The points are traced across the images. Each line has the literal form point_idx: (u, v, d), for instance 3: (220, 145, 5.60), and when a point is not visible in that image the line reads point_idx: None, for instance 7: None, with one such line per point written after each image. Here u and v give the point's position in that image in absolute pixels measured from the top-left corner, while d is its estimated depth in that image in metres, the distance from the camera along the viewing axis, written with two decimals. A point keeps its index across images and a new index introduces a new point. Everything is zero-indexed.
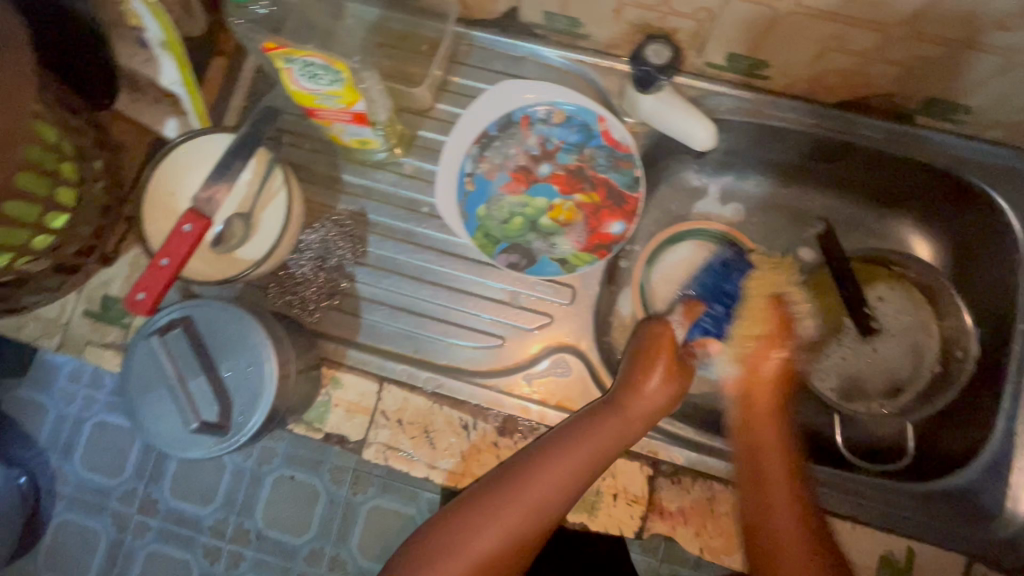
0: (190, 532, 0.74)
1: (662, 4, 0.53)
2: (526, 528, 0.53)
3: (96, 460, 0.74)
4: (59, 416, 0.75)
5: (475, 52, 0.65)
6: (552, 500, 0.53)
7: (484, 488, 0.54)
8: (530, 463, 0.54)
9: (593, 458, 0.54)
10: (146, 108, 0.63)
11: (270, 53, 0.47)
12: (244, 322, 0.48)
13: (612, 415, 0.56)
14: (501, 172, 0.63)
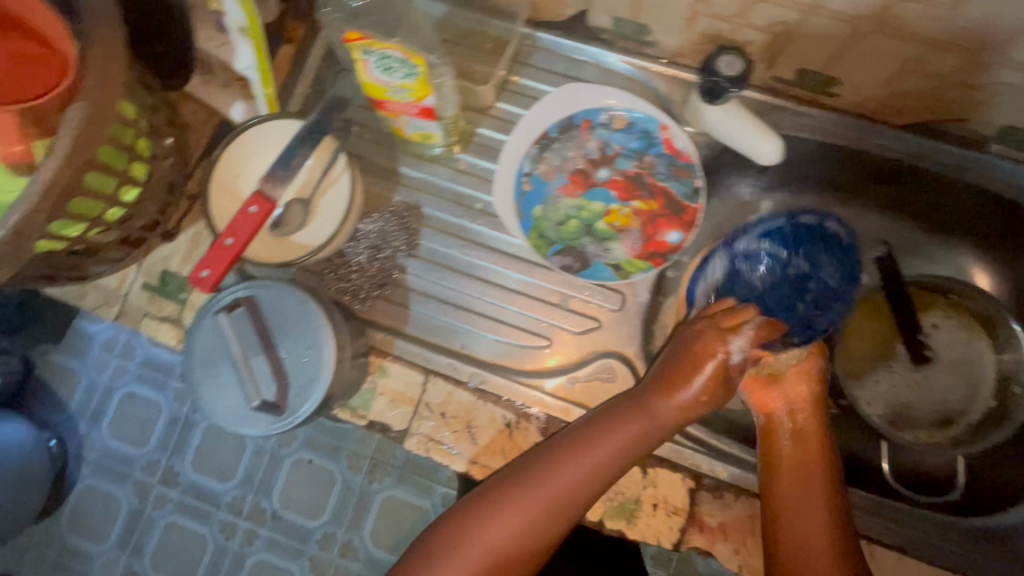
0: (209, 507, 0.91)
1: (739, 16, 0.53)
2: (543, 522, 0.52)
3: (122, 431, 0.92)
4: (90, 383, 0.92)
5: (538, 53, 0.65)
6: (573, 495, 0.52)
7: (502, 479, 0.53)
8: (551, 456, 0.53)
9: (617, 456, 0.53)
10: (214, 90, 0.64)
11: (351, 44, 0.48)
12: (306, 306, 0.50)
13: (638, 414, 0.54)
14: (559, 174, 0.63)
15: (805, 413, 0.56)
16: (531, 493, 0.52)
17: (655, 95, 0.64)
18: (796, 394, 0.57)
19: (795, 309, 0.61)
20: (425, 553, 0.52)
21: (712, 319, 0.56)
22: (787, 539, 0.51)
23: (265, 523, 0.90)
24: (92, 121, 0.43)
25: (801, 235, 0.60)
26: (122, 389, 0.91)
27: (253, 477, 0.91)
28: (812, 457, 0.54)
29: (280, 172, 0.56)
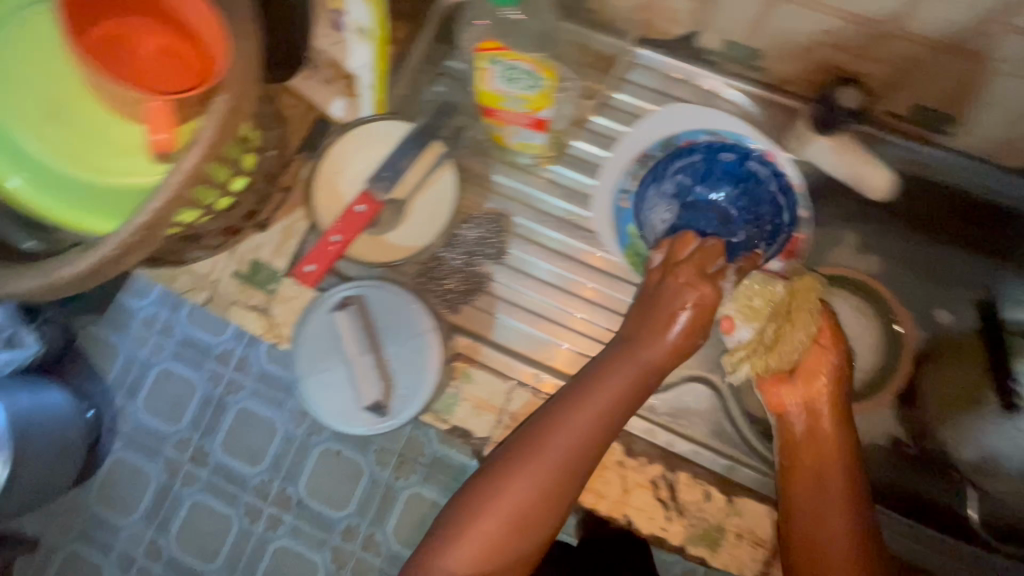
0: (235, 488, 0.79)
1: (862, 49, 0.53)
2: (555, 482, 0.50)
3: (157, 404, 0.80)
4: (128, 356, 0.81)
5: (638, 69, 0.64)
6: (579, 448, 0.50)
7: (509, 447, 0.51)
8: (551, 414, 0.51)
9: (616, 402, 0.51)
10: (316, 86, 0.63)
11: (481, 52, 0.49)
12: (416, 314, 0.52)
13: (627, 358, 0.52)
14: (660, 195, 0.62)
15: (811, 397, 0.55)
16: (537, 455, 0.50)
17: (756, 120, 0.63)
18: (810, 385, 0.55)
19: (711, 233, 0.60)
20: (445, 527, 0.50)
21: (685, 262, 0.54)
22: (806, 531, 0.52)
23: (289, 509, 0.79)
24: (232, 113, 0.43)
25: (711, 165, 0.61)
26: (160, 362, 0.80)
27: (279, 463, 0.79)
28: (825, 451, 0.54)
29: (388, 172, 0.58)
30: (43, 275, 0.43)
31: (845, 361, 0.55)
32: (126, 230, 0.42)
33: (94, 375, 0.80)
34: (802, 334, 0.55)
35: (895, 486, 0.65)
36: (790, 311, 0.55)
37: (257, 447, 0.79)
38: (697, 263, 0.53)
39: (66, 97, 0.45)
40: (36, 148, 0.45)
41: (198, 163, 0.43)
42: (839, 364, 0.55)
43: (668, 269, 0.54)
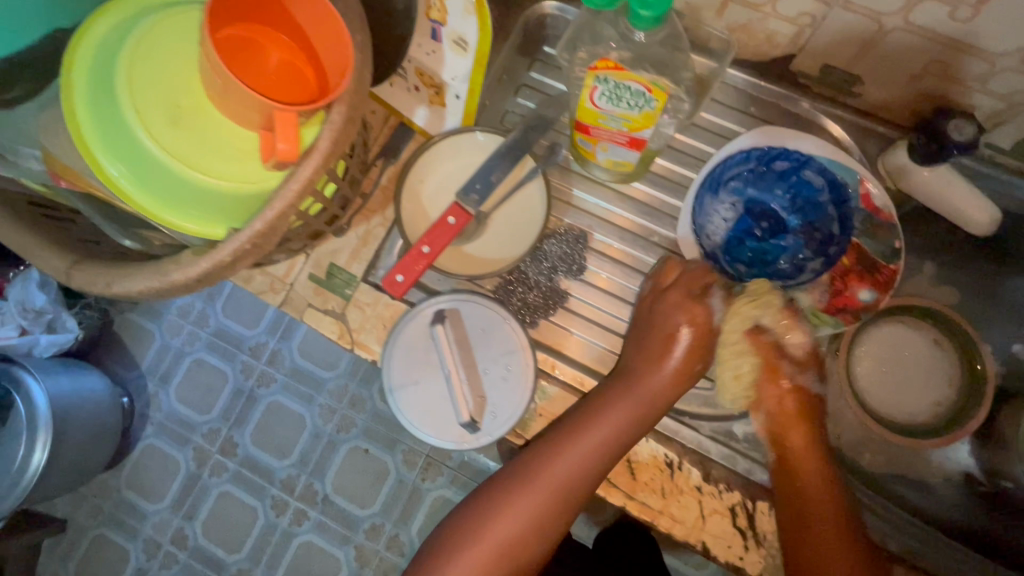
0: (264, 478, 1.29)
1: (976, 80, 0.52)
2: (553, 502, 0.56)
3: (187, 393, 1.32)
4: (162, 346, 1.34)
5: (727, 90, 0.64)
6: (578, 473, 0.55)
7: (513, 467, 0.57)
8: (554, 440, 0.56)
9: (615, 432, 0.55)
10: (400, 94, 0.64)
11: (593, 71, 0.49)
12: (510, 332, 0.56)
13: (628, 387, 0.57)
14: (740, 215, 0.61)
15: (785, 420, 0.59)
16: (539, 477, 0.55)
17: (848, 146, 0.62)
18: (783, 411, 0.60)
19: (757, 239, 0.61)
20: (444, 542, 0.57)
21: (675, 287, 0.59)
22: (804, 545, 0.55)
23: (314, 504, 1.28)
24: (349, 123, 0.43)
25: (762, 172, 0.60)
26: (191, 351, 1.33)
27: (307, 458, 1.29)
28: (807, 475, 0.58)
29: (479, 185, 0.57)
30: (157, 277, 0.44)
31: (811, 391, 0.61)
32: (240, 237, 0.42)
33: (130, 366, 1.34)
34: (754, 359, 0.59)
35: (970, 524, 0.65)
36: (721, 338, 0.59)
37: (285, 440, 1.30)
38: (686, 292, 0.58)
39: (186, 102, 0.45)
40: (155, 152, 0.45)
41: (314, 170, 0.42)
42: (802, 393, 0.60)
43: (652, 295, 0.60)
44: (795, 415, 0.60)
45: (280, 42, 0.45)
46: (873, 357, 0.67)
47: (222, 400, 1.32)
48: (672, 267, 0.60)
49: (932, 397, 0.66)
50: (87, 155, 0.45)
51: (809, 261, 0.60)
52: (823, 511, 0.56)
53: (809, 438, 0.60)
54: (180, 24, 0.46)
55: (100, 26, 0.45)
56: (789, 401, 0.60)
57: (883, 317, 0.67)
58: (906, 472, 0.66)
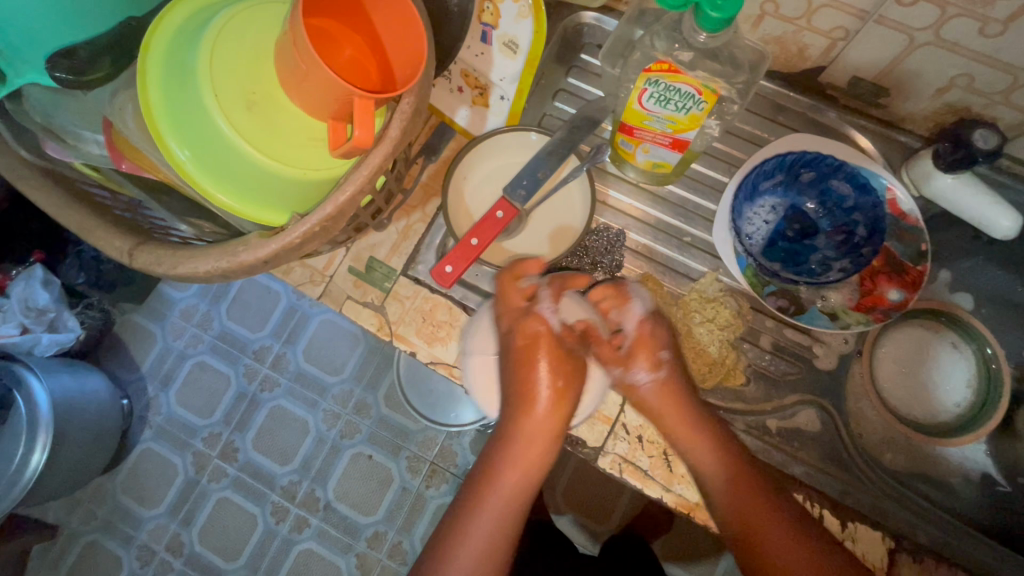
0: (266, 483, 1.27)
1: (999, 94, 0.55)
2: (485, 565, 0.62)
3: (189, 395, 1.31)
4: (165, 347, 1.33)
5: (759, 99, 0.67)
6: (498, 530, 0.63)
7: (441, 536, 0.64)
8: (469, 503, 0.65)
9: (527, 460, 0.66)
10: (445, 95, 0.65)
11: (645, 73, 0.51)
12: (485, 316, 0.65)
13: (519, 440, 0.66)
14: (774, 218, 0.64)
15: (667, 421, 0.63)
16: (479, 506, 0.64)
17: (874, 155, 0.65)
18: (660, 406, 0.64)
19: (788, 243, 0.63)
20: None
21: (512, 311, 0.65)
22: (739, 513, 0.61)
23: (316, 510, 1.27)
24: (417, 114, 0.45)
25: (795, 176, 0.62)
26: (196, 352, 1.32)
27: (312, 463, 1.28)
28: (723, 457, 0.62)
29: (526, 182, 0.59)
30: (225, 258, 0.45)
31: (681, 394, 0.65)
32: (311, 220, 0.44)
33: (134, 367, 1.32)
34: (648, 352, 0.66)
35: (988, 522, 0.66)
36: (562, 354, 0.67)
37: (291, 445, 1.29)
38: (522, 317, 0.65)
39: (257, 90, 0.47)
40: (226, 135, 0.46)
41: (386, 157, 0.44)
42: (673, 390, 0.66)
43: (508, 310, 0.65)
44: (675, 409, 0.64)
45: (354, 36, 0.47)
46: (894, 359, 0.69)
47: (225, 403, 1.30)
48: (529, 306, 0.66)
49: (952, 398, 0.68)
50: (158, 137, 0.46)
51: (838, 261, 0.62)
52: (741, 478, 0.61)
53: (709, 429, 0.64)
54: (251, 15, 0.48)
55: (177, 17, 0.47)
56: (654, 396, 0.65)
57: (904, 319, 0.70)
58: (928, 471, 0.67)
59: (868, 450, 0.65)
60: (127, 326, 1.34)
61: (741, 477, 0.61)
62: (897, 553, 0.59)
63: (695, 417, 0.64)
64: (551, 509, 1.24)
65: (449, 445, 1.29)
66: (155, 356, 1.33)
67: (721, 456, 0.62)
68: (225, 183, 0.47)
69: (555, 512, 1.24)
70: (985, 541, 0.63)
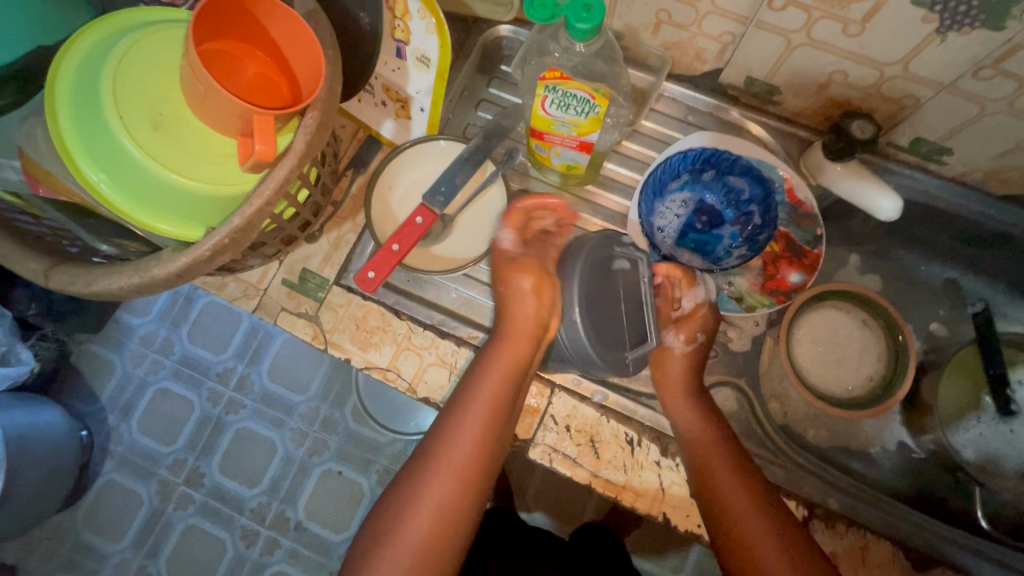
0: (233, 506, 1.26)
1: (873, 88, 0.60)
2: (464, 482, 0.58)
3: (150, 423, 1.30)
4: (122, 375, 1.31)
5: (665, 102, 0.72)
6: (473, 453, 0.59)
7: (409, 470, 0.59)
8: (448, 419, 0.60)
9: (504, 381, 0.60)
10: (368, 109, 0.68)
11: (542, 82, 0.54)
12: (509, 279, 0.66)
13: (505, 340, 0.62)
14: (683, 212, 0.67)
15: (668, 394, 0.64)
16: (447, 446, 0.59)
17: (772, 148, 0.70)
18: (675, 374, 0.65)
19: (698, 233, 0.67)
20: (374, 540, 0.56)
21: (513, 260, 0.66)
22: (717, 498, 0.59)
23: (285, 530, 1.26)
24: (322, 127, 0.47)
25: (702, 169, 0.66)
26: (156, 378, 1.31)
27: (279, 485, 1.27)
28: (712, 439, 0.62)
29: (444, 188, 0.62)
30: (138, 273, 0.46)
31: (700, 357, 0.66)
32: (219, 234, 0.45)
33: (91, 398, 1.30)
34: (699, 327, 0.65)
35: (909, 491, 0.70)
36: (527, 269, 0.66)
37: (257, 466, 1.28)
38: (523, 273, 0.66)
39: (166, 112, 0.49)
40: (136, 154, 0.47)
41: (293, 169, 0.45)
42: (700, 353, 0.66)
43: (501, 266, 0.67)
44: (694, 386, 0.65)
45: (256, 57, 0.50)
46: (810, 339, 0.73)
47: (187, 429, 1.29)
48: (530, 259, 0.67)
49: (866, 371, 0.72)
50: (67, 159, 0.47)
51: (738, 249, 0.67)
52: (725, 463, 0.60)
53: (701, 411, 0.63)
54: (154, 40, 0.50)
55: (84, 43, 0.49)
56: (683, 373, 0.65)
57: (818, 301, 0.74)
58: (849, 444, 0.71)
59: (789, 429, 0.71)
60: (82, 357, 1.32)
61: (724, 458, 0.61)
62: (811, 520, 0.63)
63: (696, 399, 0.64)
64: (521, 510, 1.25)
65: None
66: (112, 385, 1.31)
67: (711, 439, 0.62)
68: (138, 200, 0.49)
69: (526, 512, 1.26)
70: (906, 510, 0.66)
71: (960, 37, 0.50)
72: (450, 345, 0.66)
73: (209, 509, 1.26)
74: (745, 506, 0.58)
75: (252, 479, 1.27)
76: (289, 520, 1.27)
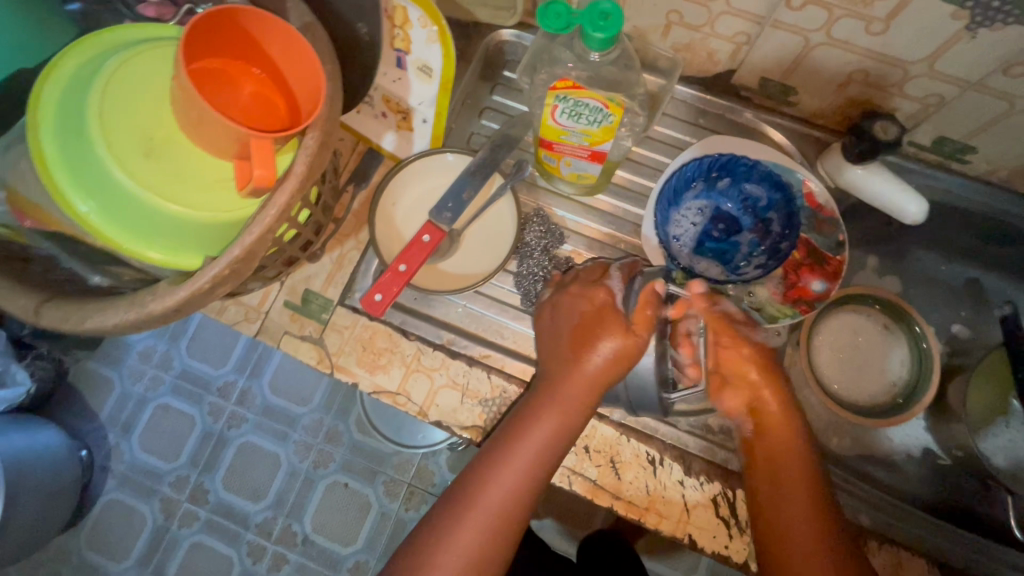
0: (238, 524, 1.24)
1: (895, 86, 0.58)
2: (486, 557, 0.51)
3: (151, 441, 1.27)
4: (121, 393, 1.29)
5: (676, 105, 0.69)
6: (506, 513, 0.52)
7: (432, 518, 0.53)
8: (482, 469, 0.53)
9: (551, 438, 0.54)
10: (369, 121, 0.65)
11: (552, 91, 0.52)
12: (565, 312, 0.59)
13: (554, 404, 0.55)
14: (699, 221, 0.65)
15: (762, 407, 0.59)
16: (479, 504, 0.52)
17: (789, 150, 0.68)
18: (764, 384, 0.59)
19: (716, 243, 0.65)
20: None
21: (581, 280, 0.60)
22: (769, 505, 0.55)
23: (293, 546, 1.24)
24: (322, 149, 0.44)
25: (719, 177, 0.63)
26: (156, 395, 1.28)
27: (285, 499, 1.25)
28: (785, 449, 0.57)
29: (451, 204, 0.60)
30: (132, 309, 0.43)
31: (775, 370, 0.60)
32: (218, 264, 0.42)
33: (90, 417, 1.27)
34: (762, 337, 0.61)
35: (937, 500, 0.68)
36: (603, 314, 0.57)
37: (261, 483, 1.25)
38: (598, 331, 0.56)
39: (158, 136, 0.46)
40: (126, 182, 0.45)
41: (292, 195, 0.43)
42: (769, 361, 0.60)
43: (574, 286, 0.60)
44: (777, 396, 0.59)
45: (251, 74, 0.47)
46: (831, 346, 0.71)
47: (189, 447, 1.26)
48: (597, 291, 0.58)
49: (890, 377, 0.70)
50: (52, 188, 0.44)
51: (757, 257, 0.64)
52: (792, 473, 0.55)
53: (783, 425, 0.58)
54: (142, 59, 0.47)
55: (68, 65, 0.46)
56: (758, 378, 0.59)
57: (840, 306, 0.72)
58: (873, 452, 0.69)
59: (812, 439, 0.69)
60: (81, 376, 1.29)
61: (792, 468, 0.56)
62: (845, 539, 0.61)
63: (781, 414, 0.59)
64: (531, 518, 1.23)
65: (425, 465, 1.27)
66: (111, 404, 1.28)
67: (783, 448, 0.57)
68: (130, 229, 0.46)
69: (536, 519, 1.24)
70: (937, 523, 0.64)
71: (991, 34, 0.48)
72: (461, 365, 0.63)
73: (214, 527, 1.24)
74: (800, 519, 0.53)
75: (257, 497, 1.25)
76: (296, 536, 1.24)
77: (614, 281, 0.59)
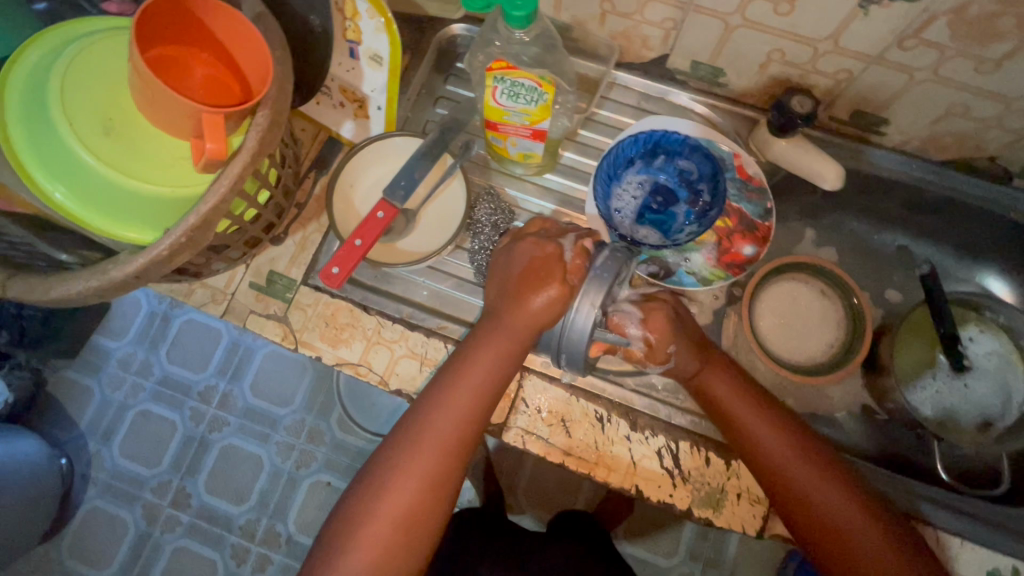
0: (222, 527, 1.25)
1: (809, 64, 0.63)
2: (431, 484, 0.57)
3: (131, 447, 1.28)
4: (100, 398, 1.30)
5: (617, 89, 0.74)
6: (450, 444, 0.58)
7: (386, 453, 0.58)
8: (429, 402, 0.59)
9: (491, 372, 0.59)
10: (327, 110, 0.69)
11: (490, 73, 0.56)
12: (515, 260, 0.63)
13: (497, 337, 0.60)
14: (638, 195, 0.69)
15: (703, 378, 0.63)
16: (427, 434, 0.58)
17: (722, 128, 0.73)
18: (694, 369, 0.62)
19: (654, 215, 0.69)
20: (347, 521, 0.56)
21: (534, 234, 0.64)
22: (759, 464, 0.60)
23: (276, 546, 1.25)
24: (273, 125, 0.48)
25: (655, 150, 0.68)
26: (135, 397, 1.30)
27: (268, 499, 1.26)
28: (744, 412, 0.61)
29: (404, 183, 0.63)
30: (95, 277, 0.46)
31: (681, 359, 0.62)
32: (175, 233, 0.46)
33: (71, 426, 1.28)
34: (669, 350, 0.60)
35: (877, 453, 0.73)
36: (549, 262, 0.60)
37: (244, 485, 1.27)
38: (541, 276, 0.59)
39: (119, 119, 0.50)
40: (89, 161, 0.48)
41: (244, 167, 0.46)
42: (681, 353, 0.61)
43: (522, 243, 0.63)
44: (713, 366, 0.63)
45: (201, 59, 0.51)
46: (771, 311, 0.75)
47: (170, 450, 1.28)
48: (549, 245, 0.62)
49: (827, 338, 0.74)
50: (20, 170, 0.48)
51: (691, 226, 0.68)
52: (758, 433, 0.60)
53: (732, 390, 0.62)
54: (102, 48, 0.51)
55: (31, 56, 0.50)
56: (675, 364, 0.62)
57: (779, 275, 0.76)
58: (816, 410, 0.73)
59: None
60: (61, 384, 1.30)
61: (755, 425, 0.60)
62: None
63: (720, 377, 0.63)
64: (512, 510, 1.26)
65: None
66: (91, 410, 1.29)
67: (744, 412, 0.61)
68: (92, 206, 0.49)
69: (518, 512, 1.26)
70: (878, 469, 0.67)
71: (881, 10, 0.53)
72: (419, 337, 0.66)
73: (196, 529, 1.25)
74: (796, 463, 0.59)
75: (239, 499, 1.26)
76: (280, 536, 1.26)
77: (567, 239, 0.62)
